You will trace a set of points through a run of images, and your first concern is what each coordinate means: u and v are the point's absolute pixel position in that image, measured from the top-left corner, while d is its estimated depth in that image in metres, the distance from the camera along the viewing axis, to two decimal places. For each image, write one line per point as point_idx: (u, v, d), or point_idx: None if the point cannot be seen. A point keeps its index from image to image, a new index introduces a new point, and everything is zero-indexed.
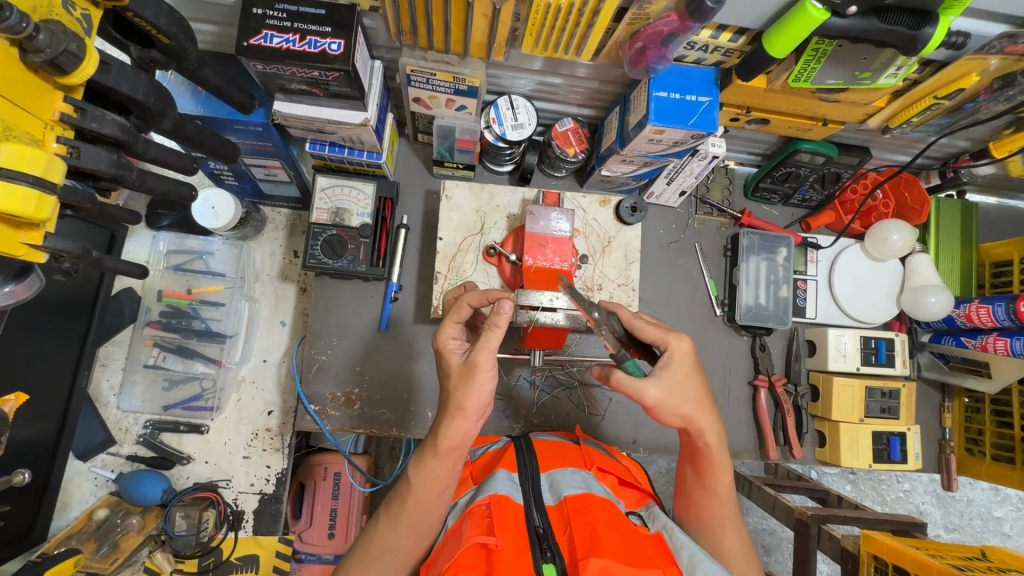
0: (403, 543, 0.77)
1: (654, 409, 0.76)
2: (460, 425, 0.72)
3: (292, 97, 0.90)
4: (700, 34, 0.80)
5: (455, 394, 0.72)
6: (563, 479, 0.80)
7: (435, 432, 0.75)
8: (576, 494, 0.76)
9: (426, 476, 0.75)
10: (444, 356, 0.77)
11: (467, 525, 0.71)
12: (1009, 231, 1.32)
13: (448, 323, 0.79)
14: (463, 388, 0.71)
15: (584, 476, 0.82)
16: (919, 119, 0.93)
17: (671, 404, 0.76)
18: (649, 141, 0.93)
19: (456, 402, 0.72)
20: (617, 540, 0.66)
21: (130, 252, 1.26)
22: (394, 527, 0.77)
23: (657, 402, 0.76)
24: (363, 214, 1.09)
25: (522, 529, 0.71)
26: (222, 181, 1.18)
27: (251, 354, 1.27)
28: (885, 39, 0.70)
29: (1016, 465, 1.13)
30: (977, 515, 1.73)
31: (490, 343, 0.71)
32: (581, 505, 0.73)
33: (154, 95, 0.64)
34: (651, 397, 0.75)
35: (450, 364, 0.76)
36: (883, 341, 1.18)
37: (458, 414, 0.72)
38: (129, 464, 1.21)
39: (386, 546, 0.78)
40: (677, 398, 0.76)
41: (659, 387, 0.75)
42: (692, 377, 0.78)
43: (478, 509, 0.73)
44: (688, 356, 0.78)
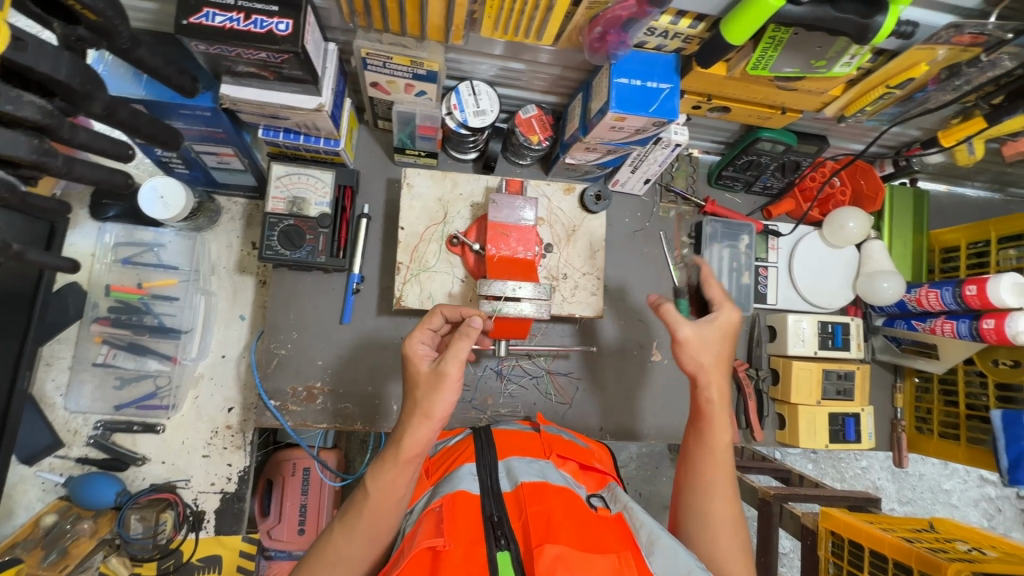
0: (356, 553, 0.73)
1: (682, 343, 0.84)
2: (421, 431, 0.71)
3: (241, 80, 0.86)
4: (660, 20, 0.79)
5: (423, 399, 0.71)
6: (519, 466, 0.80)
7: (397, 437, 0.73)
8: (531, 482, 0.76)
9: (383, 484, 0.72)
10: (414, 363, 0.76)
11: (417, 529, 0.70)
12: (956, 217, 1.37)
13: (417, 330, 0.80)
14: (429, 395, 0.71)
15: (540, 465, 0.82)
16: (872, 108, 0.94)
17: (696, 345, 0.84)
18: (610, 129, 0.92)
19: (422, 408, 0.71)
20: (571, 526, 0.67)
21: (74, 244, 1.19)
22: (350, 533, 0.73)
23: (686, 338, 0.84)
24: (322, 203, 1.07)
25: (476, 520, 0.70)
26: (172, 169, 1.13)
27: (208, 350, 1.22)
28: (839, 27, 0.70)
29: (961, 441, 1.19)
30: (929, 488, 1.83)
31: (458, 349, 0.72)
32: (536, 492, 0.73)
33: (80, 75, 0.59)
34: (683, 332, 0.84)
35: (419, 371, 0.74)
36: (840, 326, 1.22)
37: (422, 423, 0.71)
38: (79, 467, 1.15)
39: (339, 557, 0.72)
40: (704, 346, 0.85)
41: (692, 326, 0.84)
42: (723, 345, 0.86)
43: (431, 513, 0.72)
44: (733, 324, 0.87)
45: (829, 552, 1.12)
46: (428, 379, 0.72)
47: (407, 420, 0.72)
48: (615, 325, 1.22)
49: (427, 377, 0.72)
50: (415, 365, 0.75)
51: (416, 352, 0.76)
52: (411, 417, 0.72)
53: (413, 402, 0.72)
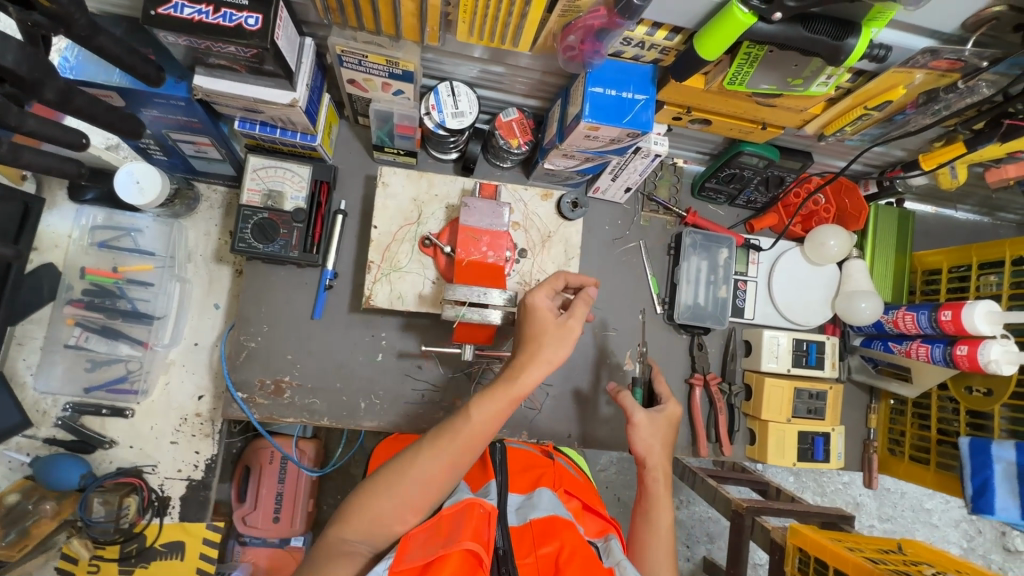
0: (438, 471, 0.78)
1: (636, 426, 1.00)
2: (539, 372, 0.81)
3: (213, 71, 0.86)
4: (635, 30, 0.78)
5: (545, 346, 0.82)
6: (532, 502, 0.81)
7: (513, 373, 0.82)
8: (542, 517, 0.77)
9: (488, 412, 0.80)
10: (538, 311, 0.84)
11: (455, 519, 0.72)
12: (942, 240, 1.35)
13: (542, 286, 0.87)
14: (553, 344, 0.82)
15: (552, 497, 0.82)
16: (852, 128, 0.92)
17: (643, 429, 1.00)
18: (586, 137, 0.91)
19: (546, 355, 0.81)
20: (580, 565, 0.68)
21: (51, 225, 1.19)
22: (437, 452, 0.79)
23: (638, 423, 1.00)
24: (298, 197, 1.07)
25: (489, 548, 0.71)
26: (150, 156, 1.13)
27: (181, 337, 1.22)
28: (811, 47, 0.68)
29: (930, 465, 1.18)
30: (910, 507, 1.82)
31: (581, 311, 0.85)
32: (547, 528, 0.74)
33: (29, 63, 0.58)
34: (637, 417, 1.00)
35: (546, 319, 0.83)
36: (814, 344, 1.21)
37: (545, 364, 0.81)
38: (46, 447, 1.16)
39: (423, 470, 0.78)
40: (653, 434, 1.00)
41: (645, 413, 1.01)
42: (668, 433, 1.02)
43: (476, 506, 0.74)
44: (675, 417, 1.03)
45: (796, 568, 1.12)
46: (554, 329, 0.83)
47: (527, 361, 0.81)
48: (591, 333, 1.22)
49: (554, 329, 0.83)
50: (541, 314, 0.84)
51: (538, 305, 0.84)
52: (530, 359, 0.81)
53: (537, 345, 0.82)
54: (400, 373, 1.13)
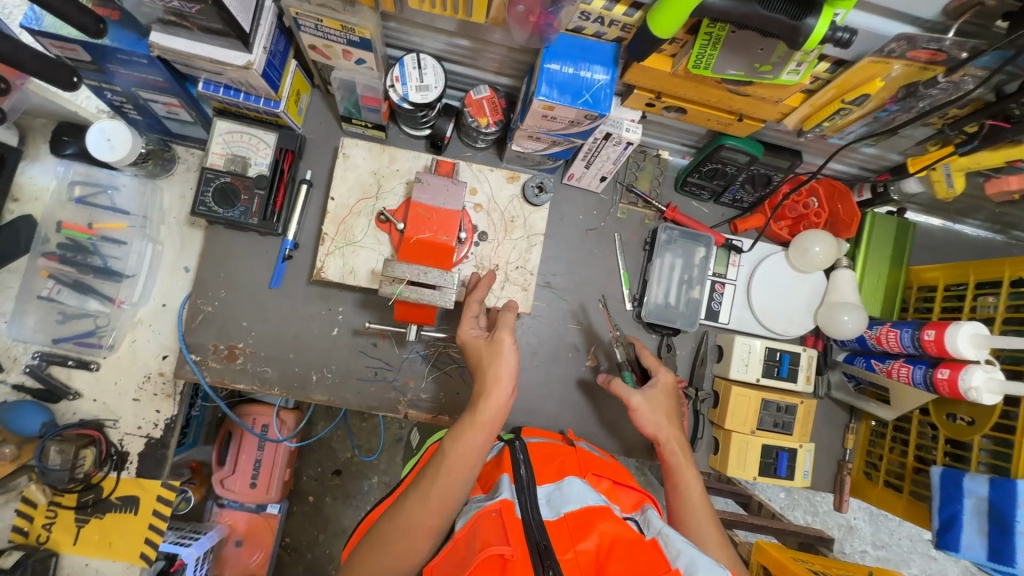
0: (423, 522, 0.73)
1: (635, 410, 0.95)
2: (495, 393, 0.79)
3: (170, 29, 0.85)
4: (592, 3, 0.73)
5: (488, 366, 0.81)
6: (561, 492, 0.76)
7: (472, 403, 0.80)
8: (576, 510, 0.72)
9: (460, 447, 0.76)
10: (469, 344, 0.86)
11: (476, 533, 0.69)
12: (945, 255, 1.26)
13: (466, 317, 0.89)
14: (492, 361, 0.81)
15: (581, 483, 0.78)
16: (832, 124, 0.85)
17: (647, 412, 0.95)
18: (544, 118, 0.88)
19: (492, 373, 0.80)
20: (624, 558, 0.64)
21: (31, 177, 1.21)
22: (420, 503, 0.74)
23: (638, 405, 0.95)
24: (261, 163, 1.06)
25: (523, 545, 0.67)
26: (126, 114, 1.15)
27: (149, 297, 1.23)
28: (769, 27, 0.63)
29: (903, 494, 1.11)
30: (907, 536, 1.73)
31: (506, 321, 0.85)
32: (583, 521, 0.70)
33: None
34: (634, 400, 0.95)
35: (477, 346, 0.84)
36: (788, 355, 1.14)
37: (494, 385, 0.79)
38: (15, 393, 1.19)
39: (408, 522, 0.73)
40: (656, 410, 0.95)
41: (641, 395, 0.96)
42: (671, 404, 0.97)
43: (487, 513, 0.71)
44: (671, 384, 0.99)
45: None
46: (487, 350, 0.83)
47: (484, 387, 0.80)
48: (555, 324, 1.18)
49: (485, 349, 0.83)
50: (473, 345, 0.85)
51: (468, 338, 0.86)
52: (487, 384, 0.80)
53: (482, 372, 0.82)
54: (354, 349, 1.12)
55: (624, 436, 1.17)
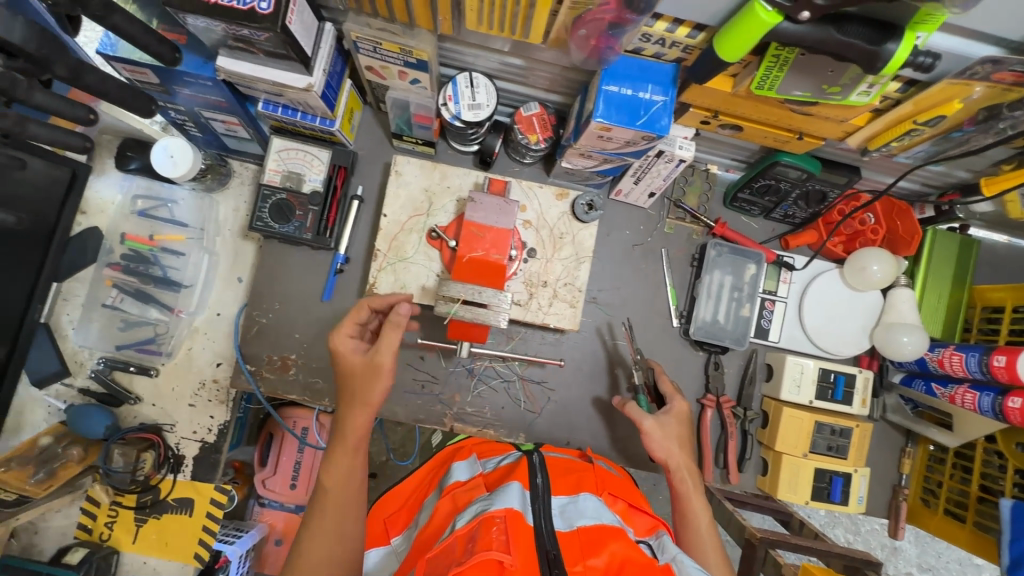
0: (328, 551, 0.81)
1: (647, 433, 0.94)
2: (362, 415, 0.86)
3: (236, 53, 0.88)
4: (654, 26, 0.73)
5: (361, 390, 0.86)
6: (574, 508, 0.75)
7: (342, 426, 0.88)
8: (590, 525, 0.71)
9: (336, 471, 0.85)
10: (343, 356, 0.88)
11: (476, 534, 0.64)
12: (1011, 274, 1.20)
13: (345, 323, 0.90)
14: (367, 384, 0.86)
15: (596, 503, 0.77)
16: (900, 144, 0.83)
17: (656, 436, 0.94)
18: (599, 138, 0.87)
19: (361, 397, 0.86)
20: None
21: (99, 191, 1.27)
22: (315, 527, 0.82)
23: (649, 428, 0.94)
24: (315, 180, 1.09)
25: (531, 554, 0.64)
26: (187, 131, 1.19)
27: (206, 306, 1.28)
28: (844, 53, 0.61)
29: (967, 524, 1.06)
30: (956, 559, 1.66)
31: (389, 341, 0.85)
32: (595, 537, 0.69)
33: (38, 41, 0.58)
34: (646, 423, 0.94)
35: (352, 362, 0.87)
36: (843, 376, 1.11)
37: (364, 409, 0.86)
38: (80, 397, 1.25)
39: (315, 553, 0.80)
40: (667, 436, 0.94)
41: (654, 418, 0.95)
42: (683, 430, 0.96)
43: (491, 520, 0.65)
44: (684, 414, 0.98)
45: None
46: (363, 369, 0.87)
47: (349, 408, 0.87)
48: (599, 340, 1.17)
49: (362, 368, 0.86)
50: (347, 359, 0.87)
51: (342, 350, 0.88)
52: (352, 407, 0.87)
53: (353, 393, 0.87)
54: (402, 362, 1.14)
55: None
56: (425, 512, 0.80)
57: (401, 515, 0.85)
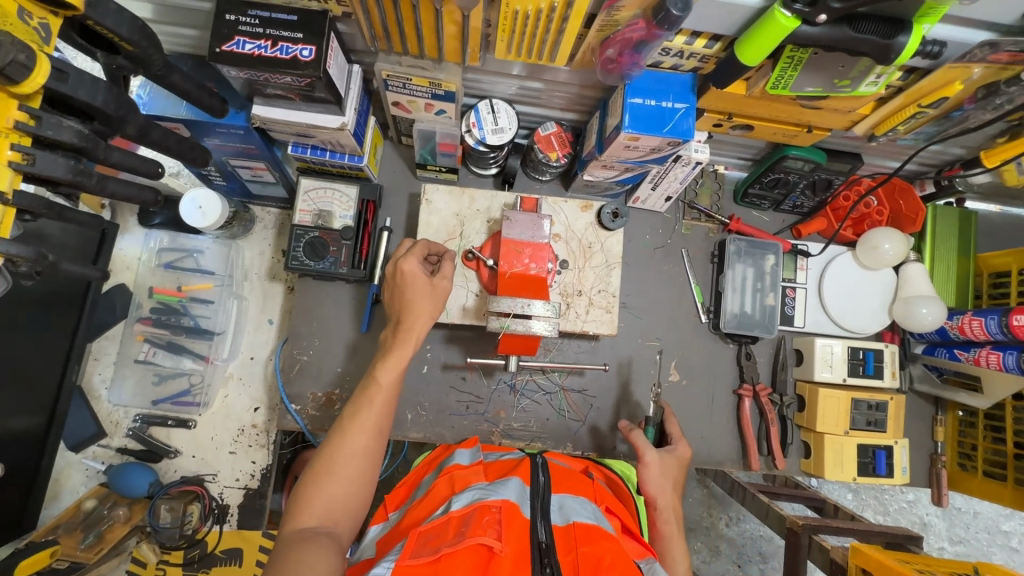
0: (362, 443, 0.77)
1: (646, 466, 0.91)
2: (422, 324, 0.87)
3: (270, 101, 0.91)
4: (674, 40, 0.78)
5: (415, 300, 0.87)
6: (574, 504, 0.75)
7: (401, 326, 0.86)
8: (584, 523, 0.70)
9: (391, 371, 0.82)
10: (407, 276, 0.88)
11: (471, 518, 0.68)
12: (1008, 241, 1.28)
13: (413, 251, 0.91)
14: (424, 299, 0.88)
15: (595, 509, 0.75)
16: (904, 127, 0.89)
17: (655, 470, 0.91)
18: (625, 148, 0.92)
19: (418, 308, 0.87)
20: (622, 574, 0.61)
21: (124, 248, 1.29)
22: (356, 427, 0.78)
23: (649, 464, 0.91)
24: (345, 216, 1.11)
25: (524, 541, 0.67)
26: (211, 181, 1.20)
27: (238, 351, 1.29)
28: (858, 47, 0.67)
29: (1008, 482, 1.10)
30: (984, 529, 1.68)
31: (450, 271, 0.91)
32: (589, 534, 0.68)
33: (115, 102, 0.63)
34: (648, 456, 0.91)
35: (416, 284, 0.88)
36: (872, 353, 1.16)
37: (422, 320, 0.87)
38: (119, 456, 1.24)
39: (351, 447, 0.77)
40: (660, 478, 0.91)
41: (656, 452, 0.92)
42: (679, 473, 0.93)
43: (487, 509, 0.70)
44: (683, 461, 0.97)
45: None
46: (427, 287, 0.88)
47: (410, 318, 0.86)
48: (633, 342, 1.21)
49: (427, 287, 0.88)
50: (411, 278, 0.88)
51: (410, 270, 0.88)
52: (412, 317, 0.86)
53: (411, 304, 0.87)
54: (445, 385, 1.15)
55: (714, 448, 1.19)
56: (421, 489, 0.86)
57: (398, 494, 0.90)
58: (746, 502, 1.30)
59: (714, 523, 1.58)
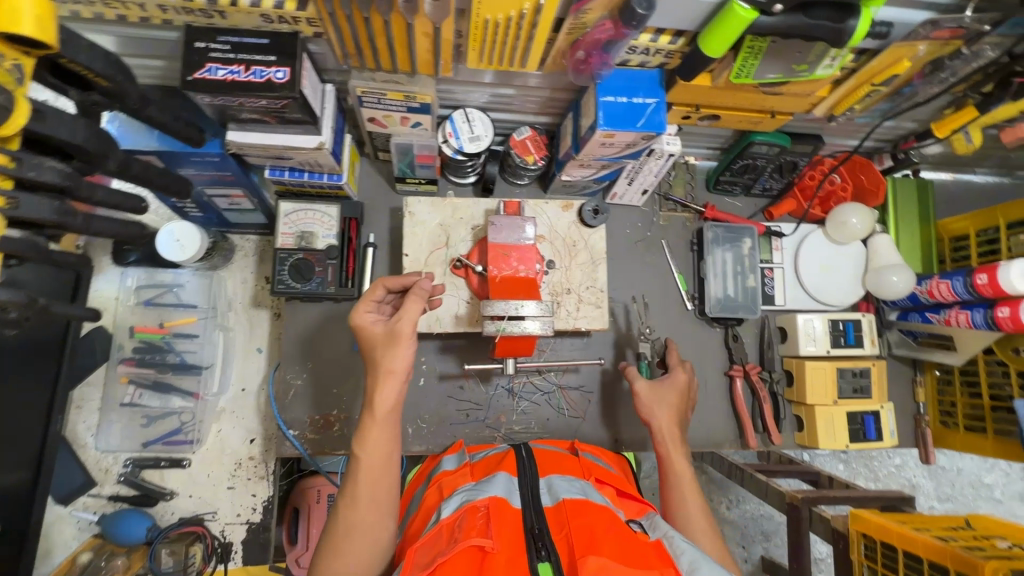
0: (366, 517, 0.77)
1: (637, 397, 0.99)
2: (390, 386, 0.81)
3: (245, 126, 0.91)
4: (639, 39, 0.81)
5: (383, 358, 0.82)
6: (561, 484, 0.75)
7: (369, 398, 0.82)
8: (574, 498, 0.71)
9: (370, 447, 0.80)
10: (366, 329, 0.85)
11: (462, 521, 0.67)
12: (963, 206, 1.35)
13: (362, 302, 0.88)
14: (388, 352, 0.82)
15: (583, 484, 0.77)
16: (860, 105, 0.95)
17: (647, 400, 0.98)
18: (601, 145, 0.95)
19: (385, 366, 0.81)
20: (617, 540, 0.62)
21: (99, 289, 1.26)
22: (354, 506, 0.77)
23: (642, 394, 0.99)
24: (329, 235, 1.11)
25: (517, 529, 0.67)
26: (187, 214, 1.19)
27: (229, 384, 1.26)
28: (814, 33, 0.71)
29: (987, 434, 1.15)
30: (969, 484, 1.75)
31: (411, 311, 0.83)
32: (579, 507, 0.68)
33: (95, 138, 0.63)
34: (638, 387, 1.00)
35: (374, 333, 0.84)
36: (851, 323, 1.21)
37: (388, 377, 0.81)
38: (111, 504, 1.20)
39: (351, 524, 0.76)
40: (656, 401, 0.98)
41: (647, 382, 1.00)
42: (676, 401, 0.99)
43: (475, 509, 0.69)
44: (683, 385, 1.01)
45: (862, 555, 1.06)
46: (384, 339, 0.83)
47: (375, 380, 0.82)
48: (624, 334, 1.23)
49: (383, 338, 0.82)
50: (367, 331, 0.85)
51: (362, 323, 0.85)
52: (376, 374, 0.82)
53: (376, 362, 0.82)
54: (443, 395, 1.16)
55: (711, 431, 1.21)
56: (415, 501, 0.87)
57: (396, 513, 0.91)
58: (745, 483, 1.32)
59: (715, 506, 1.61)
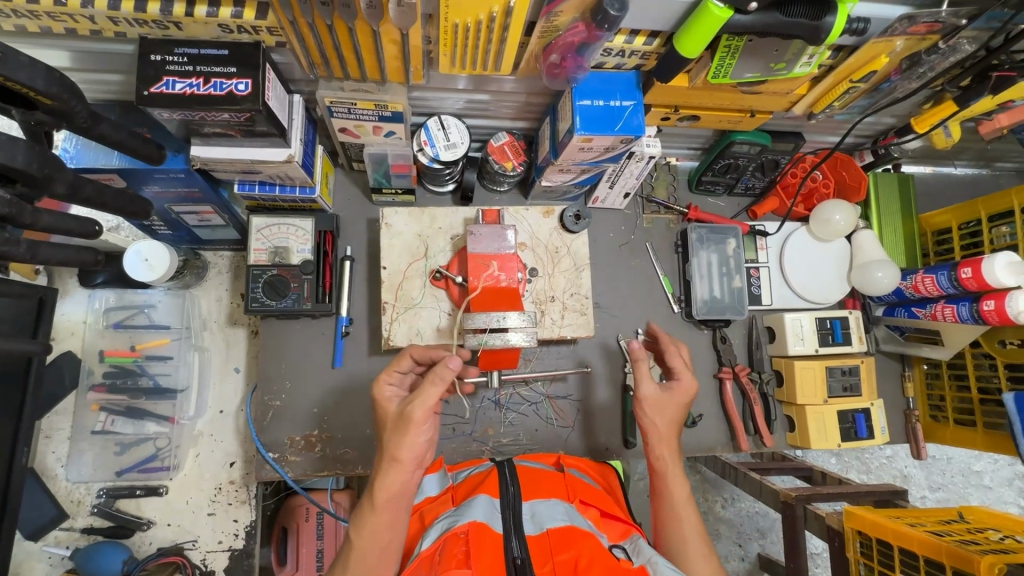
0: None
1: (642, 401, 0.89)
2: (395, 476, 0.74)
3: (209, 140, 0.87)
4: (614, 40, 0.79)
5: (391, 444, 0.74)
6: (545, 509, 0.73)
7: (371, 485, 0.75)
8: (558, 527, 0.69)
9: (366, 533, 0.73)
10: (383, 405, 0.81)
11: (442, 551, 0.66)
12: (943, 198, 1.35)
13: (385, 372, 0.85)
14: (397, 437, 0.74)
15: (567, 509, 0.74)
16: (840, 102, 0.93)
17: (654, 405, 0.89)
18: (580, 149, 0.92)
19: (391, 452, 0.74)
20: None
21: (66, 313, 1.21)
22: None
23: (649, 398, 0.89)
24: (304, 250, 1.07)
25: (498, 559, 0.66)
26: (155, 232, 1.14)
27: (206, 407, 1.22)
28: (791, 31, 0.70)
29: (978, 427, 1.15)
30: (959, 472, 1.76)
31: (427, 395, 0.74)
32: (565, 538, 0.67)
33: (39, 161, 0.59)
34: (644, 391, 0.90)
35: (388, 410, 0.80)
36: (838, 321, 1.20)
37: (393, 465, 0.74)
38: (85, 537, 1.15)
39: None
40: (660, 408, 0.89)
41: (654, 387, 0.90)
42: (679, 408, 0.90)
43: (456, 536, 0.67)
44: (689, 393, 0.92)
45: (858, 552, 1.04)
46: (395, 423, 0.75)
47: (381, 467, 0.74)
48: (611, 340, 1.21)
49: (393, 420, 0.75)
50: (383, 407, 0.81)
51: (383, 397, 0.82)
52: (383, 461, 0.74)
53: (383, 448, 0.75)
54: None
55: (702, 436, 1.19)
56: None
57: None
58: (739, 482, 1.32)
59: (710, 507, 1.59)
